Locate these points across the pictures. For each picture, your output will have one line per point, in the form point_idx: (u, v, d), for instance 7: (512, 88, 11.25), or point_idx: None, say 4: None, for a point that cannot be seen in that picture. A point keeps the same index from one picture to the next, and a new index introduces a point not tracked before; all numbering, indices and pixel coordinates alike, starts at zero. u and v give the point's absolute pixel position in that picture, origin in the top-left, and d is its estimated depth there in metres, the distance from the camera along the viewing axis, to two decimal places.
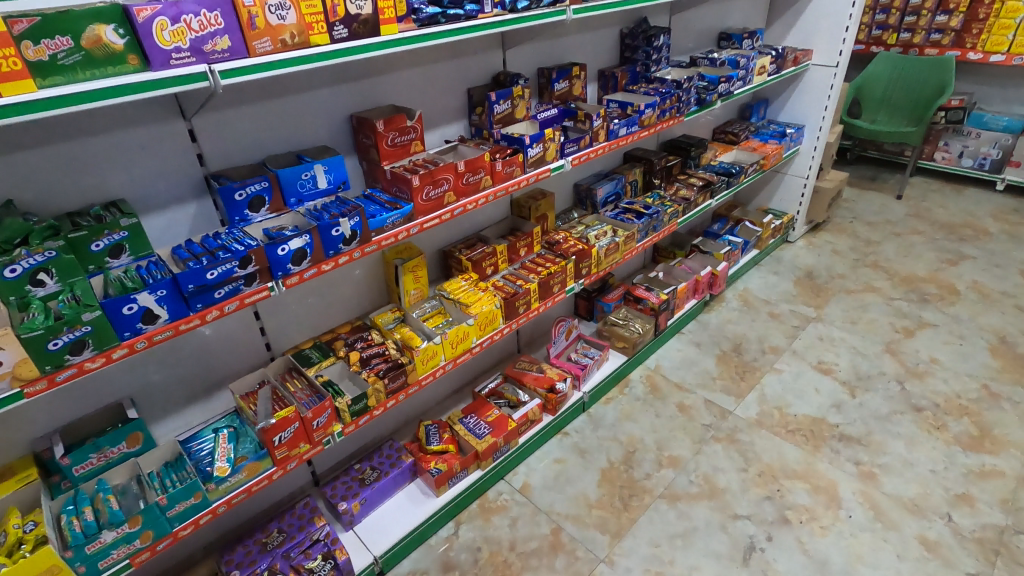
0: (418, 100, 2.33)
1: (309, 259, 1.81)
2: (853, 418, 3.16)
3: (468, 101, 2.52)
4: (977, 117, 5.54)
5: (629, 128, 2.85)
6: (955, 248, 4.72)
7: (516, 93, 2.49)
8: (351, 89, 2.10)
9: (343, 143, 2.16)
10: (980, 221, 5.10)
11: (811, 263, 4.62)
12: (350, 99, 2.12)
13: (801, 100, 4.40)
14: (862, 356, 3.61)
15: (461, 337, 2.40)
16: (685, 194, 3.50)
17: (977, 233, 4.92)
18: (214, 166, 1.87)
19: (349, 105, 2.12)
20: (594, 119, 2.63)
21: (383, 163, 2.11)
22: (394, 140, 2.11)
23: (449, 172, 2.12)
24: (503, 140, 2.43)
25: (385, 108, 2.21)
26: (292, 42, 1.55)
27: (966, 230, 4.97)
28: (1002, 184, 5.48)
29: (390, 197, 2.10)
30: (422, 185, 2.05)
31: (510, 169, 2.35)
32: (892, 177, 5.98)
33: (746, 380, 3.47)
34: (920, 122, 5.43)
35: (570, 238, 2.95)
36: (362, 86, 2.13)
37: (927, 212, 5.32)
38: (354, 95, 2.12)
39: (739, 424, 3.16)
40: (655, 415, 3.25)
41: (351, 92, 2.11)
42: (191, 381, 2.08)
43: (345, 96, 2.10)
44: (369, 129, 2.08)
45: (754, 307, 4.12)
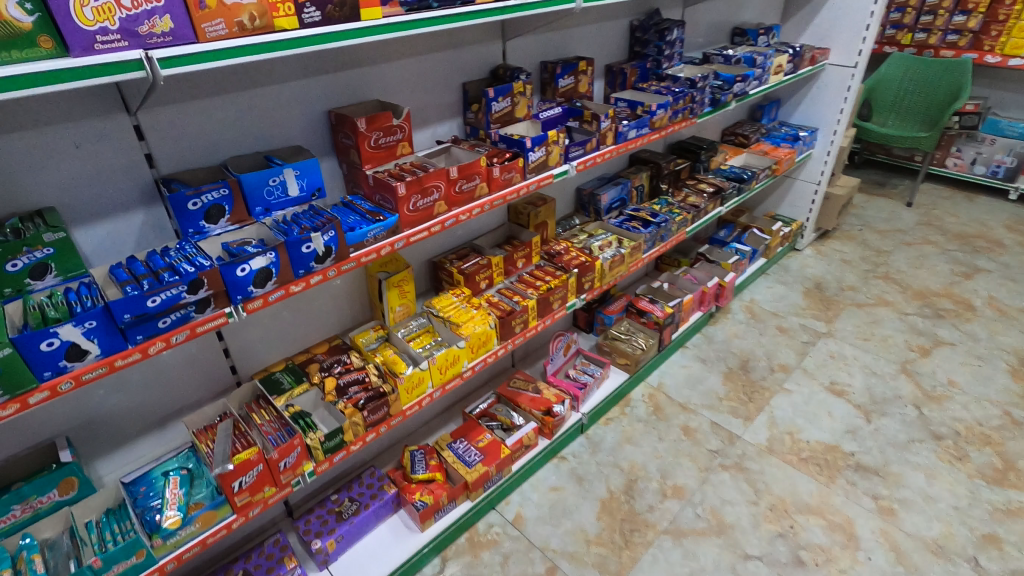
0: (407, 95, 2.08)
1: (275, 280, 1.56)
2: (869, 447, 2.96)
3: (463, 97, 2.27)
4: (992, 123, 5.28)
5: (639, 129, 2.60)
6: (970, 260, 4.53)
7: (517, 89, 2.24)
8: (329, 81, 1.85)
9: (320, 143, 1.91)
10: (993, 232, 4.91)
11: (820, 273, 4.41)
12: (329, 92, 1.86)
13: (816, 101, 4.16)
14: (877, 377, 3.40)
15: (451, 361, 2.15)
16: (694, 200, 3.26)
17: (991, 245, 4.73)
18: (166, 169, 1.61)
19: (327, 100, 1.87)
20: (602, 120, 2.38)
21: (365, 167, 1.86)
22: (378, 141, 1.85)
23: (440, 179, 1.87)
24: (501, 142, 2.17)
25: (368, 104, 1.96)
26: (252, 25, 1.30)
27: (979, 241, 4.78)
28: (1015, 194, 5.29)
29: (373, 206, 1.85)
30: (409, 194, 1.79)
31: (509, 176, 2.10)
32: (901, 182, 5.78)
33: (755, 402, 3.26)
34: (934, 127, 5.22)
35: (571, 249, 2.71)
36: (343, 78, 1.88)
37: (938, 221, 5.12)
38: (334, 89, 1.87)
39: (748, 451, 2.95)
40: (658, 439, 3.03)
41: (330, 85, 1.85)
42: (143, 411, 1.84)
43: (323, 89, 1.84)
44: (349, 128, 1.82)
45: (761, 320, 3.90)
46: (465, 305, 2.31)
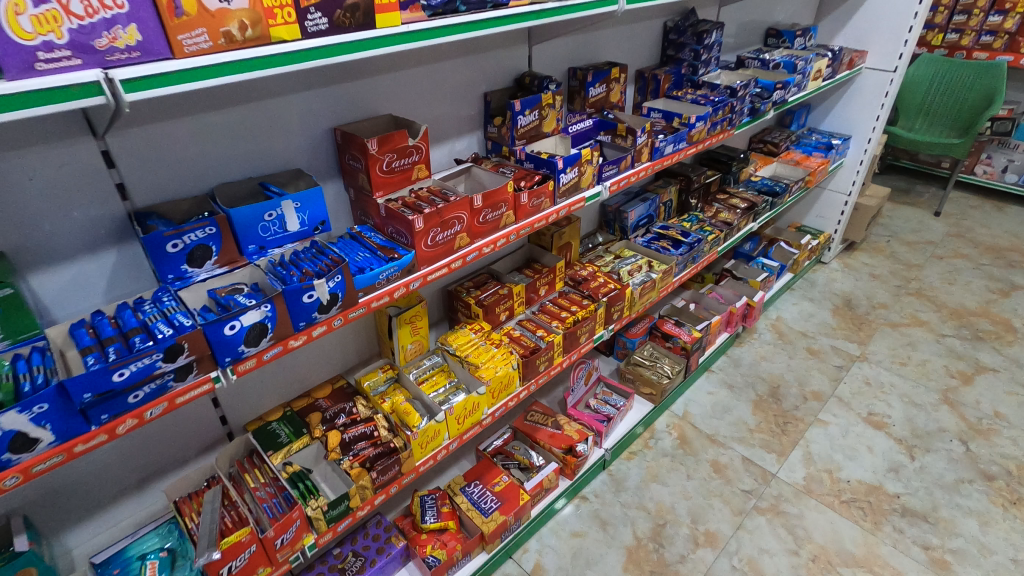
0: (422, 108, 1.83)
1: (270, 336, 1.30)
2: (915, 488, 2.74)
3: (484, 109, 2.02)
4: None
5: (676, 144, 2.35)
6: (1005, 275, 4.30)
7: (546, 101, 1.98)
8: (335, 95, 1.60)
9: (323, 165, 1.66)
10: None
11: (849, 289, 4.18)
12: (334, 107, 1.61)
13: (850, 107, 3.90)
14: (917, 407, 3.18)
15: (470, 409, 1.91)
16: (727, 217, 3.02)
17: None
18: (143, 201, 1.36)
19: (332, 116, 1.62)
20: (638, 136, 2.13)
21: (376, 195, 1.61)
22: (391, 164, 1.60)
23: (463, 209, 1.62)
24: (528, 162, 1.92)
25: (379, 120, 1.71)
26: (241, 36, 1.04)
27: (1014, 254, 4.55)
28: None
29: (385, 240, 1.60)
30: (427, 228, 1.55)
31: (537, 201, 1.85)
32: (927, 190, 5.54)
33: (789, 435, 3.03)
34: (965, 133, 4.97)
35: (598, 274, 2.47)
36: (350, 90, 1.63)
37: (969, 232, 4.88)
38: (340, 103, 1.62)
39: (785, 492, 2.72)
40: (686, 477, 2.80)
41: (336, 98, 1.60)
42: (118, 474, 1.60)
43: (327, 103, 1.59)
44: (358, 150, 1.57)
45: (790, 341, 3.67)
46: (484, 342, 2.07)
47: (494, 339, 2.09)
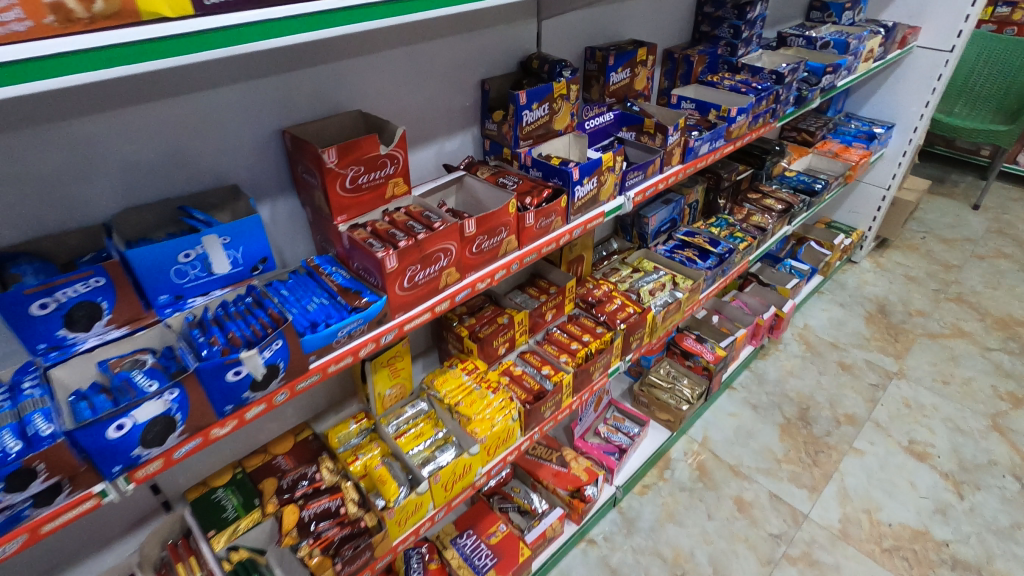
0: (401, 100, 1.44)
1: (181, 429, 0.95)
2: (966, 533, 2.42)
3: (480, 100, 1.63)
4: None
5: (713, 142, 1.95)
6: None
7: (558, 91, 1.58)
8: (282, 84, 1.22)
9: (270, 176, 1.29)
10: None
11: (882, 293, 3.81)
12: (283, 100, 1.23)
13: (895, 91, 3.47)
14: (964, 435, 2.84)
15: (460, 472, 1.57)
16: (760, 221, 2.63)
17: None
18: (11, 236, 1.00)
19: (279, 113, 1.24)
20: (669, 134, 1.74)
21: (336, 220, 1.23)
22: (358, 180, 1.22)
23: (451, 239, 1.25)
24: (536, 168, 1.54)
25: (344, 116, 1.33)
26: (87, 14, 0.68)
27: None
28: None
29: (349, 280, 1.23)
30: (403, 266, 1.18)
31: (546, 222, 1.47)
32: (964, 180, 5.11)
33: (821, 466, 2.70)
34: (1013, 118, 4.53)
35: (614, 296, 2.10)
36: (304, 78, 1.24)
37: (1012, 228, 4.48)
38: (290, 95, 1.24)
39: (818, 537, 2.41)
40: (707, 517, 2.49)
41: (284, 88, 1.22)
42: (14, 565, 1.27)
43: (273, 96, 1.22)
44: (312, 162, 1.19)
45: (819, 354, 3.32)
46: (479, 385, 1.71)
47: (491, 382, 1.73)
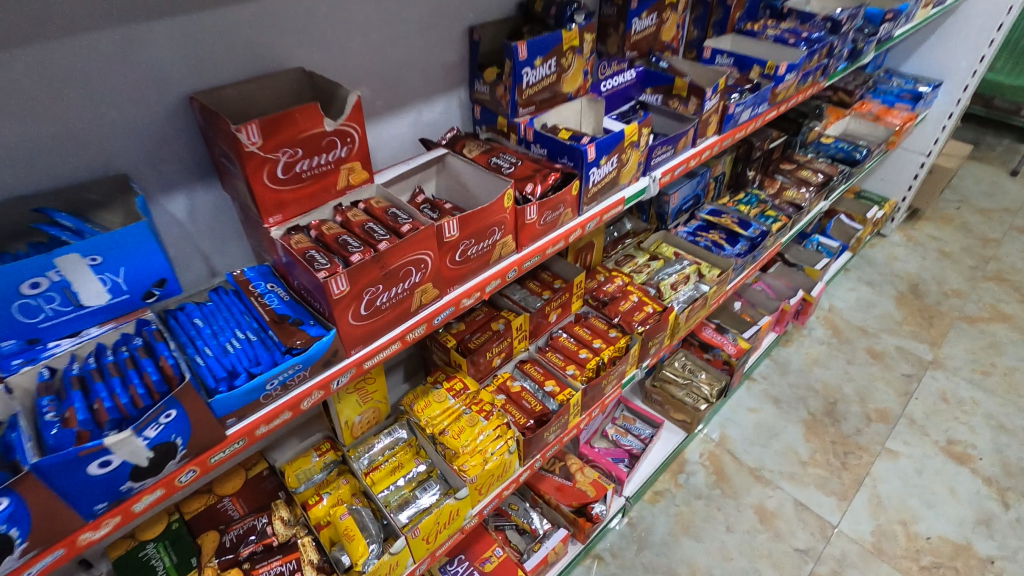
0: (363, 55, 1.09)
1: (22, 546, 0.65)
2: (1012, 549, 2.19)
3: (469, 54, 1.27)
4: None
5: (755, 108, 1.60)
6: None
7: (569, 43, 1.22)
8: (186, 32, 0.86)
9: (181, 160, 0.95)
10: None
11: (914, 270, 3.49)
12: (189, 55, 0.88)
13: (945, 44, 3.04)
14: (1007, 434, 2.58)
15: (447, 520, 1.29)
16: (795, 196, 2.29)
17: None
18: None
19: (186, 74, 0.89)
20: (705, 100, 1.40)
21: (267, 222, 0.91)
22: (294, 166, 0.89)
23: (426, 247, 0.92)
24: (540, 145, 1.20)
25: (281, 76, 0.98)
26: None
27: None
28: None
29: (287, 304, 0.91)
30: (358, 288, 0.85)
31: (552, 216, 1.14)
32: (1001, 143, 4.70)
33: (851, 470, 2.45)
34: None
35: (630, 291, 1.78)
36: (218, 24, 0.89)
37: None
38: (199, 48, 0.89)
39: (849, 553, 2.17)
40: (726, 530, 2.25)
41: (188, 38, 0.87)
42: None
43: (173, 50, 0.86)
44: (227, 143, 0.86)
45: (847, 340, 3.03)
46: (469, 409, 1.41)
47: (484, 405, 1.43)
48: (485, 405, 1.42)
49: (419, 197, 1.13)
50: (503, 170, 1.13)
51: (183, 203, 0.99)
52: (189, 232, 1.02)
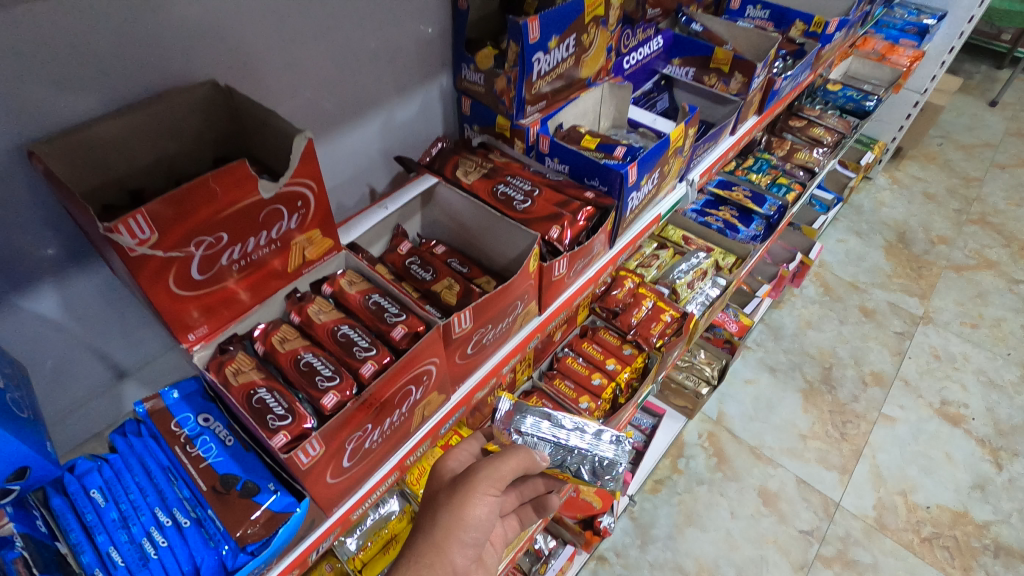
0: (307, 40, 0.75)
1: None
2: (1007, 512, 2.11)
3: (453, 30, 0.94)
4: None
5: (798, 77, 1.31)
6: None
7: (592, 12, 0.89)
8: (21, 20, 0.51)
9: (39, 233, 0.62)
10: None
11: (901, 217, 3.19)
12: (38, 63, 0.54)
13: None
14: (997, 390, 2.46)
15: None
16: (808, 158, 2.03)
17: None
18: None
19: (58, 100, 0.57)
20: (757, 79, 1.12)
21: (184, 342, 0.60)
22: (217, 259, 0.57)
23: (430, 356, 0.64)
24: (559, 159, 0.90)
25: (177, 98, 0.63)
26: None
27: None
28: None
29: (231, 455, 0.62)
30: (330, 453, 0.57)
31: (584, 259, 0.85)
32: (979, 70, 4.20)
33: (850, 441, 2.28)
34: None
35: (643, 295, 1.51)
36: (85, 8, 0.55)
37: None
38: (66, 49, 0.55)
39: (853, 530, 2.05)
40: (730, 516, 2.07)
41: (39, 39, 0.53)
42: None
43: (1, 60, 0.52)
44: (102, 243, 0.53)
45: (839, 298, 2.79)
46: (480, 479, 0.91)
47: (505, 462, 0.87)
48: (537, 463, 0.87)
49: (404, 246, 0.84)
50: (517, 204, 0.83)
51: (55, 298, 0.67)
52: (74, 334, 0.70)
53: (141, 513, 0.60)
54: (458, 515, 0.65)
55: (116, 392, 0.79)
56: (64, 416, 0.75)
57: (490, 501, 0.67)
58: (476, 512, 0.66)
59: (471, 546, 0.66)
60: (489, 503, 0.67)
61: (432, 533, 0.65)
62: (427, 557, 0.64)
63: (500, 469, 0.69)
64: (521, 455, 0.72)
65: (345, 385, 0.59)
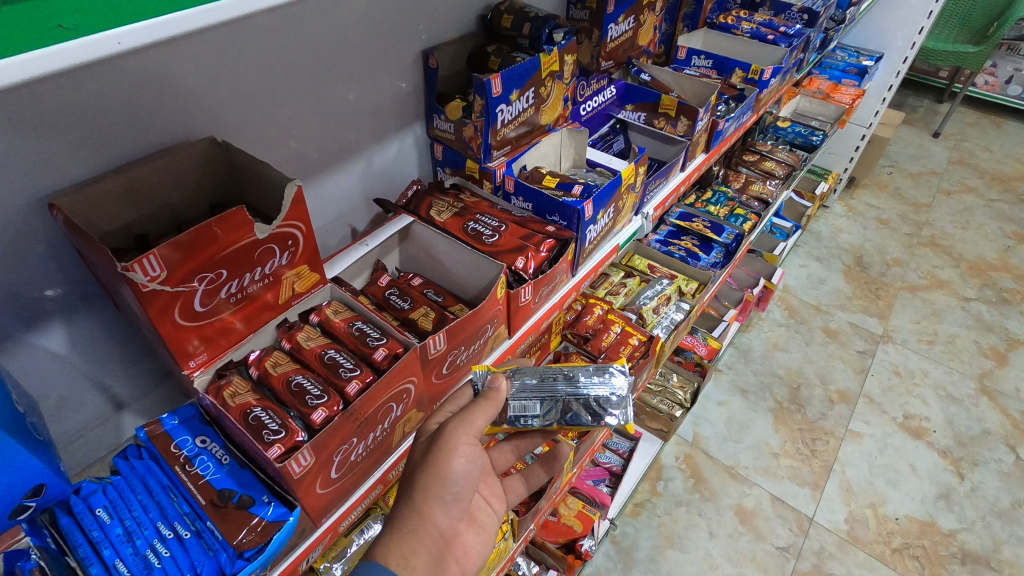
0: (296, 98, 0.85)
1: None
2: (971, 520, 2.14)
3: (426, 83, 1.05)
4: None
5: (740, 119, 1.45)
6: (1019, 214, 3.54)
7: (548, 68, 1.00)
8: (50, 90, 0.59)
9: (47, 273, 0.68)
10: None
11: (857, 242, 3.35)
12: (59, 124, 0.62)
13: (878, 16, 2.78)
14: (956, 404, 2.53)
15: None
16: (762, 190, 2.19)
17: None
18: None
19: (74, 155, 0.64)
20: (700, 121, 1.24)
21: (185, 368, 0.66)
22: (217, 293, 0.64)
23: (408, 375, 0.71)
24: (523, 198, 1.00)
25: (180, 152, 0.71)
26: None
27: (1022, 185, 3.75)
28: None
29: (227, 472, 0.68)
30: (320, 460, 0.63)
31: (550, 282, 0.94)
32: (921, 105, 4.49)
33: (820, 458, 2.31)
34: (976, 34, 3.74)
35: (612, 321, 1.61)
36: (104, 78, 0.63)
37: (970, 156, 4.01)
38: (86, 113, 0.63)
39: (828, 544, 2.05)
40: (708, 536, 2.07)
41: (64, 107, 0.61)
42: None
43: (30, 122, 0.59)
44: (116, 281, 0.60)
45: (803, 320, 2.88)
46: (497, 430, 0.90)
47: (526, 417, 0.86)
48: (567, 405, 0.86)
49: (383, 279, 0.92)
50: (485, 238, 0.92)
51: (62, 333, 0.73)
52: (77, 366, 0.76)
53: (144, 528, 0.65)
54: (437, 474, 0.71)
55: (115, 422, 0.84)
56: (64, 444, 0.79)
57: (467, 454, 0.72)
58: (456, 468, 0.71)
59: (451, 500, 0.72)
60: (468, 455, 0.72)
61: (414, 499, 0.71)
62: (410, 522, 0.69)
63: (473, 420, 0.73)
64: (492, 402, 0.75)
65: (330, 404, 0.66)
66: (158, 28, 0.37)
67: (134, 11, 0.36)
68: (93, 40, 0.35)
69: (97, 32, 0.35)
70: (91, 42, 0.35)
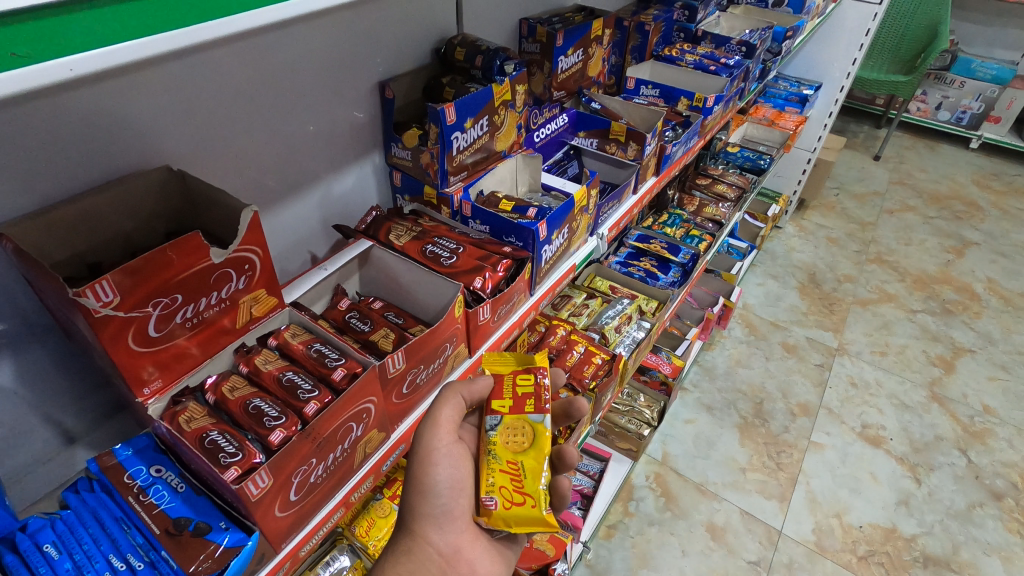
0: (254, 129, 0.87)
1: None
2: (930, 524, 2.21)
3: (382, 113, 1.08)
4: (963, 62, 4.23)
5: (687, 143, 1.53)
6: (955, 230, 3.76)
7: (500, 96, 1.04)
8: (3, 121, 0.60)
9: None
10: (967, 190, 4.13)
11: (810, 259, 3.49)
12: (11, 155, 0.62)
13: (816, 48, 2.96)
14: (910, 411, 2.63)
15: None
16: (715, 212, 2.28)
17: (968, 208, 3.96)
18: None
19: (24, 187, 0.65)
20: (649, 146, 1.30)
21: (139, 396, 0.66)
22: (172, 318, 0.65)
23: (368, 395, 0.72)
24: (480, 221, 1.03)
25: (133, 181, 0.72)
26: None
27: (956, 203, 4.00)
28: (976, 142, 4.48)
29: (183, 500, 0.67)
30: (278, 484, 0.63)
31: (509, 301, 0.96)
32: (861, 130, 4.77)
33: (786, 471, 2.36)
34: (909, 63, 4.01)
35: (575, 341, 1.63)
36: (58, 110, 0.64)
37: (909, 177, 4.25)
38: (36, 146, 0.64)
39: (797, 556, 2.08)
40: (681, 554, 2.07)
41: (17, 140, 0.62)
42: None
43: None
44: (67, 309, 0.60)
45: (763, 336, 2.97)
46: (499, 421, 0.86)
47: (503, 476, 0.83)
48: (531, 511, 0.79)
49: (343, 302, 0.94)
50: (444, 259, 0.94)
51: (10, 366, 0.71)
52: (26, 398, 0.75)
53: (95, 561, 0.64)
54: (423, 492, 0.83)
55: (66, 456, 0.82)
56: (10, 482, 0.77)
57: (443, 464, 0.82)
58: (439, 477, 0.82)
59: (440, 518, 0.83)
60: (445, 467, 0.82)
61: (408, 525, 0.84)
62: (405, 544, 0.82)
63: (439, 417, 0.81)
64: (456, 394, 0.83)
65: (288, 425, 0.66)
66: (110, 55, 0.39)
67: (84, 40, 0.38)
68: (45, 68, 0.37)
69: (50, 59, 0.37)
70: (42, 68, 0.36)
